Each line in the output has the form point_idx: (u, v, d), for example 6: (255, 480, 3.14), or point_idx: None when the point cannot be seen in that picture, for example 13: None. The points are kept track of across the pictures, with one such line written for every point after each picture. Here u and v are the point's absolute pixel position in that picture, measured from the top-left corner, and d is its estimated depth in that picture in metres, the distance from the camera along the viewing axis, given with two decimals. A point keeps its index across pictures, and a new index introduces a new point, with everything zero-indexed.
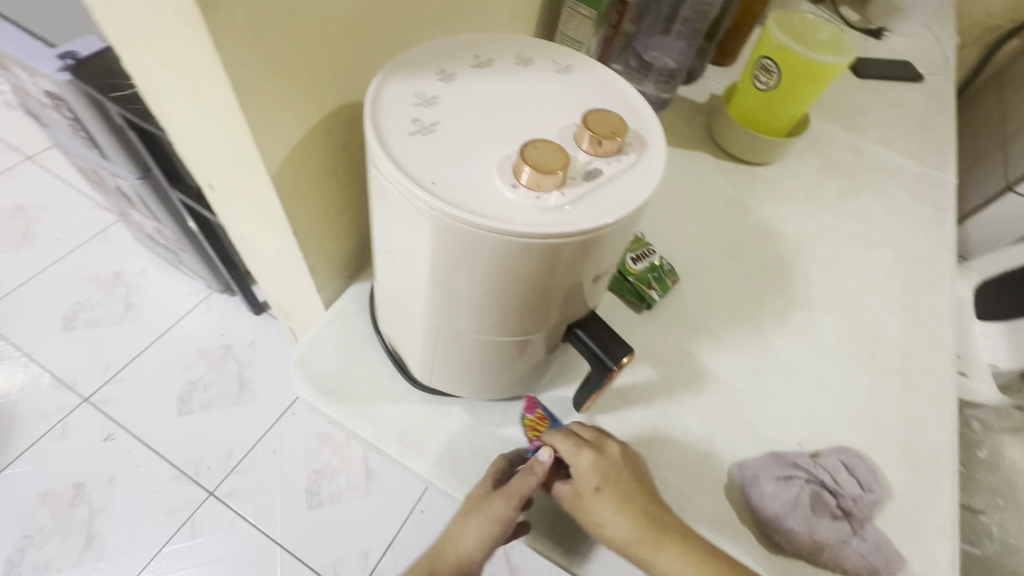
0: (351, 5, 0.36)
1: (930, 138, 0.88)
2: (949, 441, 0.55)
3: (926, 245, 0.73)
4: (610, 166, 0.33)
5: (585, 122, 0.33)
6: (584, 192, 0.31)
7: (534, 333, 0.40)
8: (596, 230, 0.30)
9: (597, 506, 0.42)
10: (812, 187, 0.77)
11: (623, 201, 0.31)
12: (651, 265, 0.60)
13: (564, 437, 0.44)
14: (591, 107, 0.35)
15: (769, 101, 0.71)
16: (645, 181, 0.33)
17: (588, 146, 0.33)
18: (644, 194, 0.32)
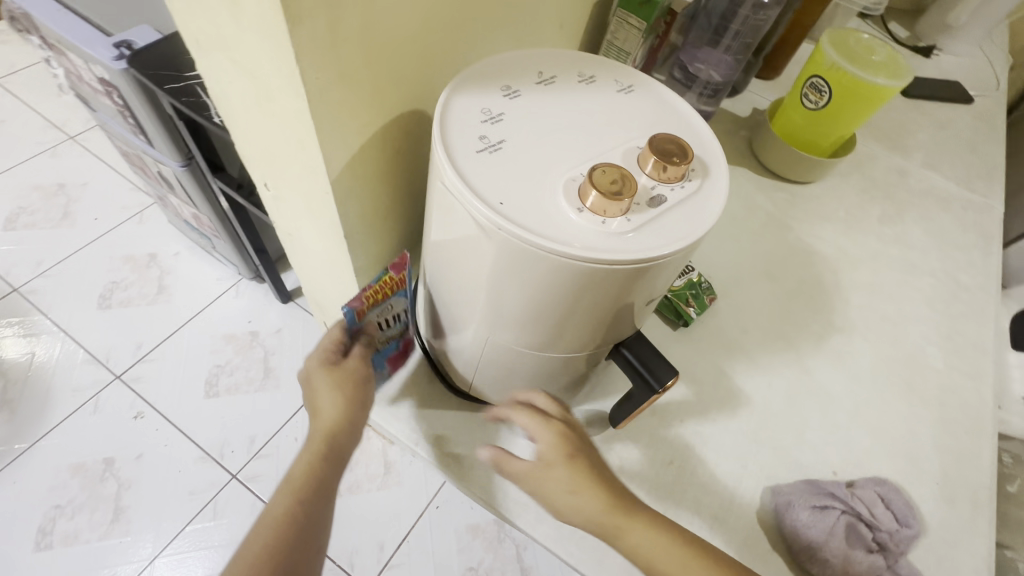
0: (421, 17, 0.36)
1: (978, 163, 0.86)
2: (988, 479, 0.54)
3: (970, 274, 0.71)
4: (673, 192, 0.33)
5: (652, 147, 0.33)
6: (648, 218, 0.31)
7: (580, 349, 0.40)
8: (659, 258, 0.30)
9: (564, 479, 0.40)
10: (854, 208, 0.76)
11: (687, 228, 0.31)
12: (689, 282, 0.59)
13: (530, 413, 0.43)
14: (655, 131, 0.35)
15: (817, 120, 0.70)
16: (708, 209, 0.33)
17: (652, 171, 0.33)
18: (708, 222, 0.32)
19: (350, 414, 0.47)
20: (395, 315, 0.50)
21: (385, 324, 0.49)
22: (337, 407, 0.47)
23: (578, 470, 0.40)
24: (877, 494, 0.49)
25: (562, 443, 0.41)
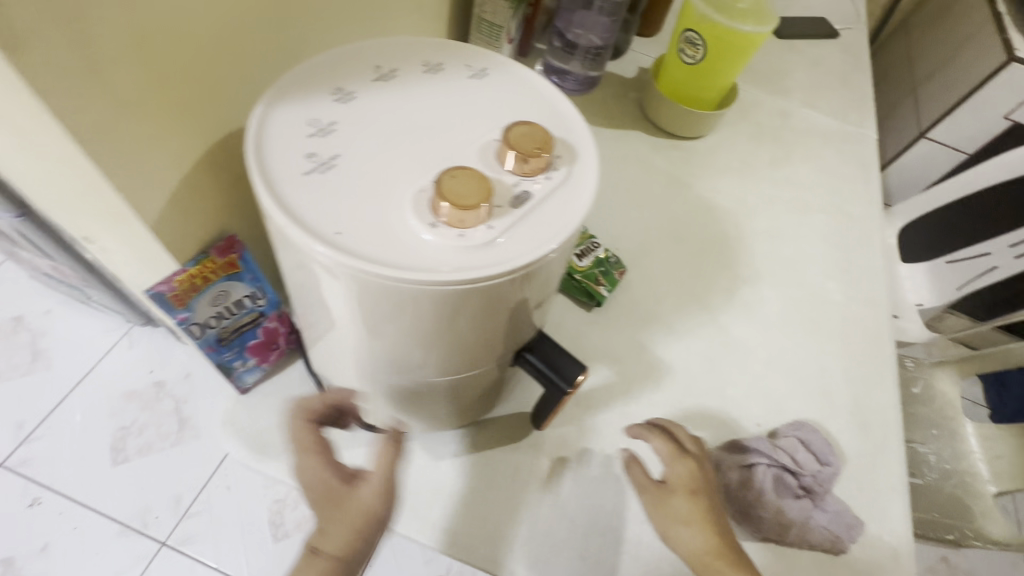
0: (218, 20, 0.30)
1: (850, 96, 0.90)
2: (893, 399, 0.57)
3: (855, 204, 0.74)
4: (539, 186, 0.30)
5: (507, 138, 0.29)
6: (514, 221, 0.28)
7: (480, 362, 0.37)
8: (531, 265, 0.27)
9: (683, 510, 0.41)
10: (746, 156, 0.77)
11: (559, 225, 0.28)
12: (596, 260, 0.58)
13: (662, 440, 0.43)
14: (512, 119, 0.32)
15: (698, 75, 0.70)
16: (580, 198, 0.30)
17: (512, 166, 0.29)
18: (581, 214, 0.29)
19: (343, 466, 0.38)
20: (236, 304, 0.41)
21: (223, 315, 0.41)
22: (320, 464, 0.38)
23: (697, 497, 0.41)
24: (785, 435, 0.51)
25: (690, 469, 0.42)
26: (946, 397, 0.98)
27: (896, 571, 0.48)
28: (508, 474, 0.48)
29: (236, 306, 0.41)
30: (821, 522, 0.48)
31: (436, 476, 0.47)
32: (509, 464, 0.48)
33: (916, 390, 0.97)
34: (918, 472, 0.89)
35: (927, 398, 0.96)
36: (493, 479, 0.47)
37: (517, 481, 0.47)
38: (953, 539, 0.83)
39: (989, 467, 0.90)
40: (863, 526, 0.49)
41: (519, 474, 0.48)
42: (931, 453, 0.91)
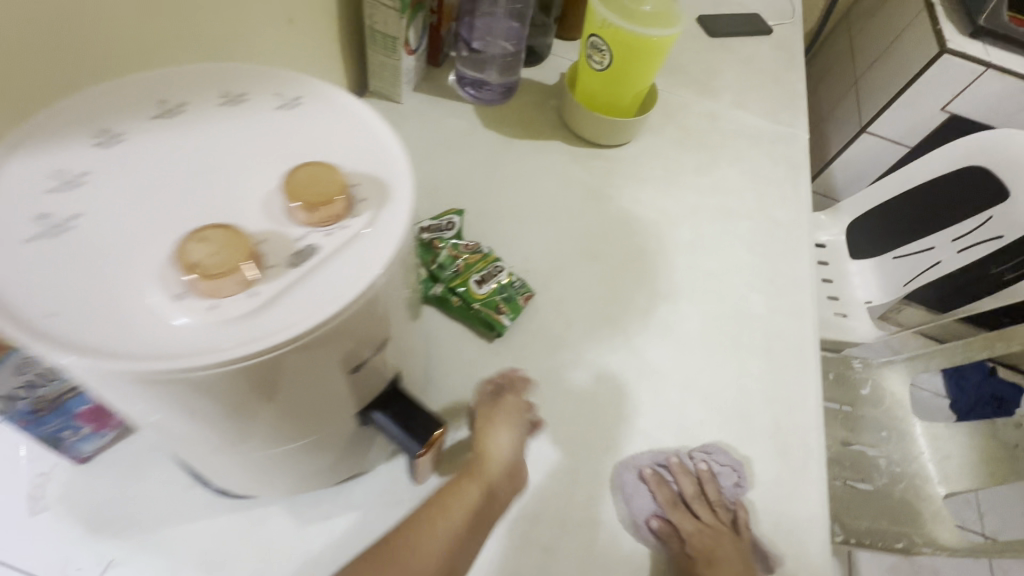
0: None
1: (782, 94, 0.87)
2: (816, 419, 0.54)
3: (783, 209, 0.72)
4: (330, 239, 0.26)
5: (288, 186, 0.25)
6: (288, 284, 0.24)
7: (315, 429, 0.32)
8: (306, 337, 0.23)
9: (706, 532, 0.47)
10: (670, 163, 0.74)
11: (345, 285, 0.24)
12: (498, 286, 0.55)
13: (683, 472, 0.50)
14: (311, 159, 0.28)
15: (609, 82, 0.67)
16: (380, 249, 0.26)
17: (298, 219, 0.26)
18: (375, 270, 0.25)
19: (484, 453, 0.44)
20: (44, 374, 0.32)
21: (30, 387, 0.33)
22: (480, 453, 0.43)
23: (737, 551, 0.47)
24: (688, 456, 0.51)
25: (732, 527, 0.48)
26: (896, 397, 0.95)
27: None
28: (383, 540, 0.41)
29: (44, 377, 0.32)
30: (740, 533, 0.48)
31: (299, 547, 0.40)
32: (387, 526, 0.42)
33: (865, 392, 0.95)
34: (868, 477, 0.87)
35: (876, 399, 0.94)
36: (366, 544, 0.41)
37: None
38: (902, 547, 0.80)
39: (939, 468, 0.88)
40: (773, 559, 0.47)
41: None
42: (881, 457, 0.89)
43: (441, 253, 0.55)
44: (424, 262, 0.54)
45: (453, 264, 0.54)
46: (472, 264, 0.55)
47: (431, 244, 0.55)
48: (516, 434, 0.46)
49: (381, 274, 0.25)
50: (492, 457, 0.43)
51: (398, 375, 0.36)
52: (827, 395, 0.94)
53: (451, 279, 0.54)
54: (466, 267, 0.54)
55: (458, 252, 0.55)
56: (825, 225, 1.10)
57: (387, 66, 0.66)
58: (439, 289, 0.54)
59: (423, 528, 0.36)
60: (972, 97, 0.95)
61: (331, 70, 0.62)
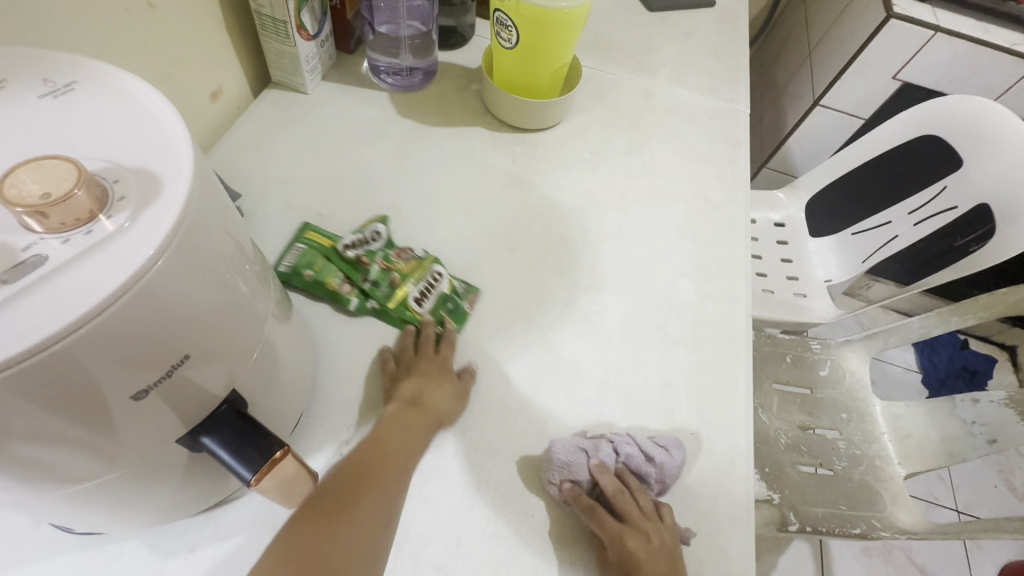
0: None
1: (722, 68, 0.83)
2: (743, 409, 0.51)
3: (719, 188, 0.68)
4: (65, 247, 0.23)
5: (2, 187, 0.22)
6: (1, 302, 0.21)
7: (122, 464, 0.29)
8: (28, 357, 0.20)
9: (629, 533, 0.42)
10: (600, 145, 0.70)
11: (86, 294, 0.22)
12: (440, 298, 0.52)
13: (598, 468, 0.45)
14: (56, 149, 0.24)
15: (522, 61, 0.63)
16: (135, 252, 0.23)
17: (30, 226, 0.22)
18: (125, 275, 0.22)
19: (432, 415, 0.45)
20: None
21: None
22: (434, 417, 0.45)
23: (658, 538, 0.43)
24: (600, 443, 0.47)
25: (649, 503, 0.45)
26: (855, 376, 0.92)
27: None
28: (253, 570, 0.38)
29: None
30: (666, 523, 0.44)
31: None
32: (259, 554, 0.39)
33: (824, 373, 0.92)
34: (826, 462, 0.84)
35: (835, 380, 0.91)
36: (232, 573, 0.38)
37: None
38: (860, 532, 0.78)
39: (900, 448, 0.86)
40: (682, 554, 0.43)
41: None
42: (841, 440, 0.87)
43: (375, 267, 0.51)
44: (358, 279, 0.50)
45: (388, 277, 0.51)
46: (409, 274, 0.52)
47: (363, 258, 0.51)
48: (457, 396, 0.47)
49: (135, 280, 0.22)
50: (433, 411, 0.45)
51: (238, 392, 0.33)
52: (785, 378, 0.91)
53: (389, 294, 0.51)
54: (404, 280, 0.51)
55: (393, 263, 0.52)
56: (782, 203, 1.06)
57: (285, 54, 0.62)
58: (377, 306, 0.51)
59: (383, 479, 0.40)
60: (924, 64, 0.92)
61: (219, 61, 0.58)
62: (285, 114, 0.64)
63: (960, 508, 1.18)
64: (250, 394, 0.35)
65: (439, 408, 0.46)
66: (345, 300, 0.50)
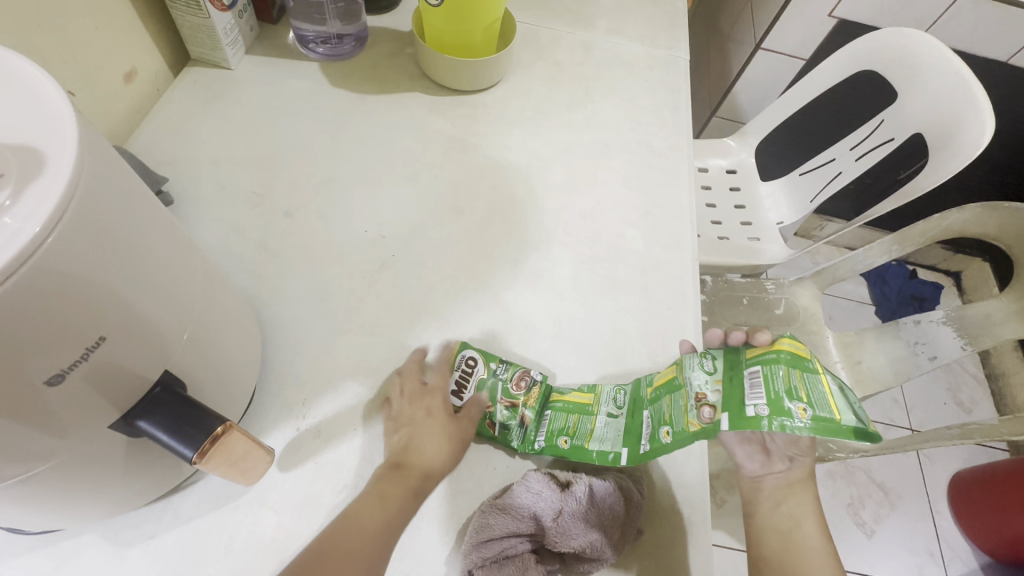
0: None
1: (661, 16, 0.82)
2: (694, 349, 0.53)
3: (662, 137, 0.68)
4: None
5: None
6: None
7: (55, 455, 0.28)
8: None
9: (803, 481, 0.49)
10: (541, 103, 0.69)
11: None
12: (721, 386, 0.40)
13: (521, 496, 0.41)
14: None
15: (450, 19, 0.61)
16: (20, 232, 0.22)
17: None
18: (12, 255, 0.21)
19: (424, 465, 0.41)
20: None
21: None
22: (439, 454, 0.42)
23: (794, 534, 0.47)
24: (521, 485, 0.42)
25: None
26: (809, 311, 0.96)
27: (690, 544, 0.43)
28: (218, 551, 0.38)
29: None
30: (617, 527, 0.40)
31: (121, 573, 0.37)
32: (223, 534, 0.39)
33: (779, 311, 0.95)
34: None
35: (791, 317, 0.95)
36: (198, 558, 0.38)
37: (229, 556, 0.38)
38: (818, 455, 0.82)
39: (852, 374, 0.91)
40: (637, 530, 0.42)
41: (233, 543, 0.39)
42: None
43: (776, 354, 0.40)
44: (815, 383, 0.38)
45: (593, 417, 0.46)
46: (655, 396, 0.45)
47: (804, 354, 0.41)
48: (450, 445, 0.43)
49: (24, 260, 0.22)
50: (416, 478, 0.41)
51: (172, 373, 0.32)
52: (742, 320, 0.94)
53: (730, 388, 0.39)
54: (682, 384, 0.42)
55: (749, 356, 0.41)
56: (733, 150, 1.07)
57: (201, 27, 0.58)
58: (585, 443, 0.44)
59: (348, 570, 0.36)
60: None
61: (129, 38, 0.54)
62: (210, 92, 0.61)
63: (913, 426, 1.25)
64: (187, 376, 0.34)
65: (427, 458, 0.42)
66: (683, 425, 0.39)
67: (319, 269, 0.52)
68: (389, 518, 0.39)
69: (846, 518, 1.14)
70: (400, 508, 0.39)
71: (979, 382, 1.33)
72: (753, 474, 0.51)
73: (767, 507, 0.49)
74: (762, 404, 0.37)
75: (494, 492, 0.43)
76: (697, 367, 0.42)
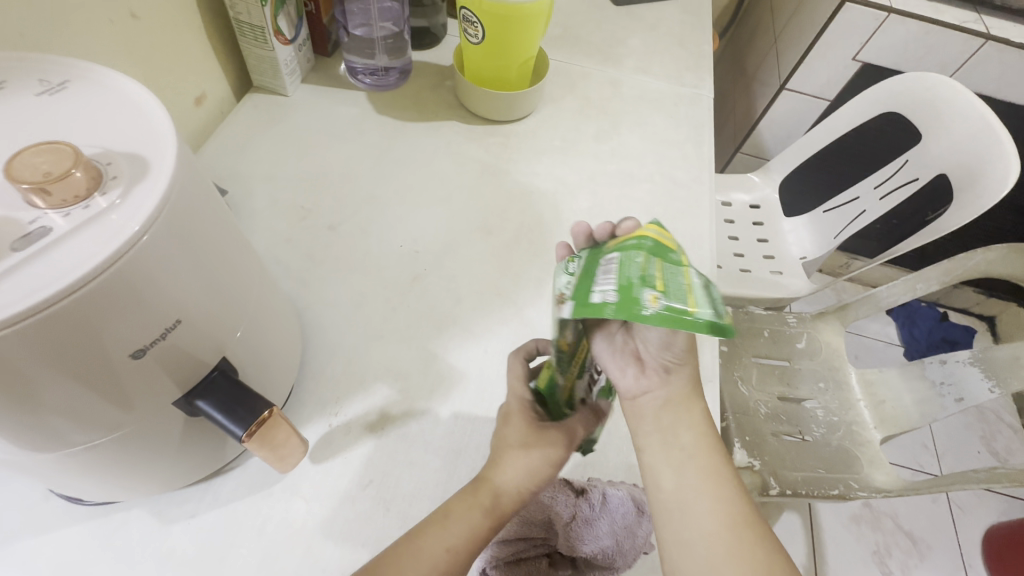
0: None
1: (687, 56, 0.86)
2: (710, 372, 0.54)
3: (684, 169, 0.71)
4: (68, 220, 0.26)
5: (10, 171, 0.25)
6: (13, 265, 0.24)
7: (126, 425, 0.32)
8: (33, 314, 0.23)
9: (679, 394, 0.40)
10: (569, 134, 0.73)
11: (85, 258, 0.25)
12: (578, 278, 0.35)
13: (535, 503, 0.43)
14: (53, 138, 0.27)
15: (488, 56, 0.66)
16: (125, 226, 0.26)
17: (35, 202, 0.26)
18: (116, 245, 0.25)
19: (507, 493, 0.40)
20: None
21: None
22: (525, 480, 0.40)
23: (690, 464, 0.39)
24: (538, 492, 0.43)
25: (723, 531, 0.38)
26: (831, 347, 0.96)
27: None
28: (252, 533, 0.41)
29: None
30: (624, 544, 0.42)
31: (164, 546, 0.40)
32: (257, 518, 0.42)
33: (801, 345, 0.95)
34: (804, 430, 0.88)
35: (812, 351, 0.95)
36: (232, 539, 0.41)
37: (261, 539, 0.41)
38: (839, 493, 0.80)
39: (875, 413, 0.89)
40: (648, 546, 0.43)
41: (265, 526, 0.41)
42: (818, 408, 0.90)
43: (638, 240, 0.34)
44: (673, 273, 0.32)
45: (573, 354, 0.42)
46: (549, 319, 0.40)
47: (671, 245, 0.35)
48: (538, 471, 0.40)
49: (125, 249, 0.26)
50: (496, 506, 0.39)
51: (228, 359, 0.36)
52: (763, 352, 0.94)
53: (584, 279, 0.34)
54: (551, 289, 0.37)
55: (612, 245, 0.36)
56: (756, 186, 1.09)
57: (265, 58, 0.65)
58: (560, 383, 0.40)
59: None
60: (881, 44, 0.96)
61: (202, 67, 0.61)
62: (267, 116, 0.67)
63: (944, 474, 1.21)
64: (239, 364, 0.37)
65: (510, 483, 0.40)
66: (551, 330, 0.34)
67: (356, 279, 0.56)
68: (455, 544, 0.37)
69: (871, 566, 1.10)
70: (479, 538, 0.38)
71: (1015, 432, 1.28)
72: (628, 392, 0.39)
73: (642, 427, 0.40)
74: (610, 289, 0.30)
75: None
76: (560, 273, 0.37)
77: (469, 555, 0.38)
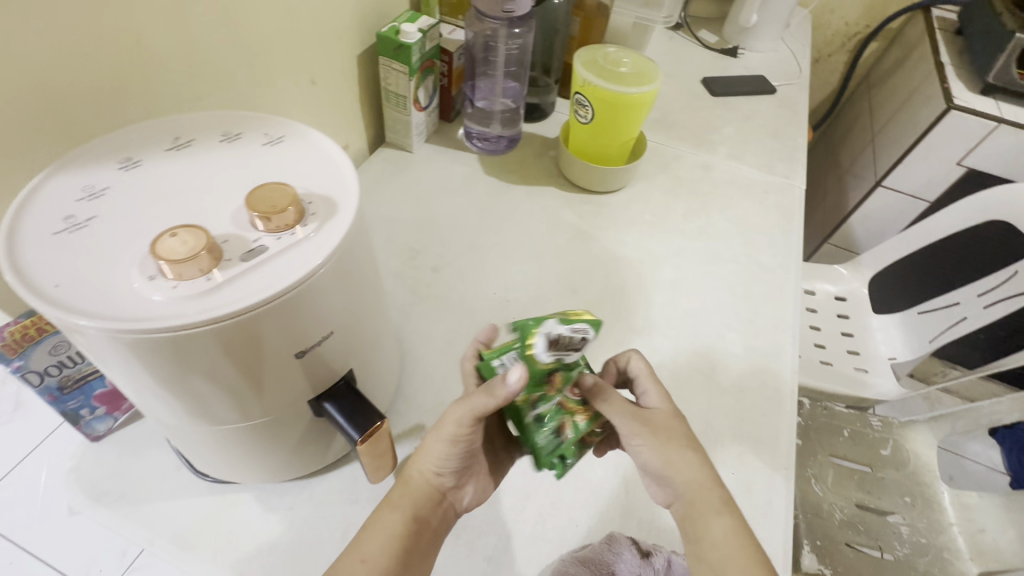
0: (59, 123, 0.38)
1: (780, 147, 0.90)
2: (784, 459, 0.53)
3: (771, 254, 0.73)
4: (277, 242, 0.33)
5: (248, 202, 0.33)
6: (239, 272, 0.31)
7: (269, 413, 0.38)
8: (247, 311, 0.30)
9: (705, 502, 0.39)
10: (659, 210, 0.77)
11: (288, 273, 0.32)
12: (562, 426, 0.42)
13: (603, 553, 0.44)
14: (272, 180, 0.35)
15: (593, 135, 0.73)
16: (318, 252, 0.33)
17: (258, 226, 0.33)
18: (310, 266, 0.32)
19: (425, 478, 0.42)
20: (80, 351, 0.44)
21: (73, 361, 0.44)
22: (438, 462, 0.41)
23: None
24: (604, 544, 0.45)
25: None
26: (921, 459, 0.88)
27: None
28: (337, 534, 0.45)
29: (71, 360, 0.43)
30: None
31: (263, 531, 0.45)
32: (343, 521, 0.46)
33: (885, 451, 0.89)
34: (885, 545, 0.80)
35: (898, 461, 0.88)
36: (320, 537, 0.45)
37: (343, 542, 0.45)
38: None
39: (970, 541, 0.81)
40: None
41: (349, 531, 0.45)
42: (902, 524, 0.82)
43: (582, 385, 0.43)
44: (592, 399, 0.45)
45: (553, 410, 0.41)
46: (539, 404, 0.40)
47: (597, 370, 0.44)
48: (450, 457, 0.41)
49: (314, 271, 0.32)
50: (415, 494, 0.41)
51: (352, 371, 0.42)
52: (841, 452, 0.89)
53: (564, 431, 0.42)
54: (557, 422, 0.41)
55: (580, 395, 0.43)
56: (844, 278, 1.07)
57: (400, 120, 0.76)
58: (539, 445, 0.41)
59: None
60: (989, 152, 0.94)
61: (351, 125, 0.73)
62: (393, 167, 0.78)
63: None
64: (357, 377, 0.43)
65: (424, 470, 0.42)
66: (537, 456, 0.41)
67: (451, 318, 0.62)
68: (374, 548, 0.38)
69: None
70: (398, 530, 0.39)
71: None
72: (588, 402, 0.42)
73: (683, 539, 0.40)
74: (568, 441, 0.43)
75: (576, 545, 0.46)
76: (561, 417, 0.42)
77: (398, 560, 0.38)
